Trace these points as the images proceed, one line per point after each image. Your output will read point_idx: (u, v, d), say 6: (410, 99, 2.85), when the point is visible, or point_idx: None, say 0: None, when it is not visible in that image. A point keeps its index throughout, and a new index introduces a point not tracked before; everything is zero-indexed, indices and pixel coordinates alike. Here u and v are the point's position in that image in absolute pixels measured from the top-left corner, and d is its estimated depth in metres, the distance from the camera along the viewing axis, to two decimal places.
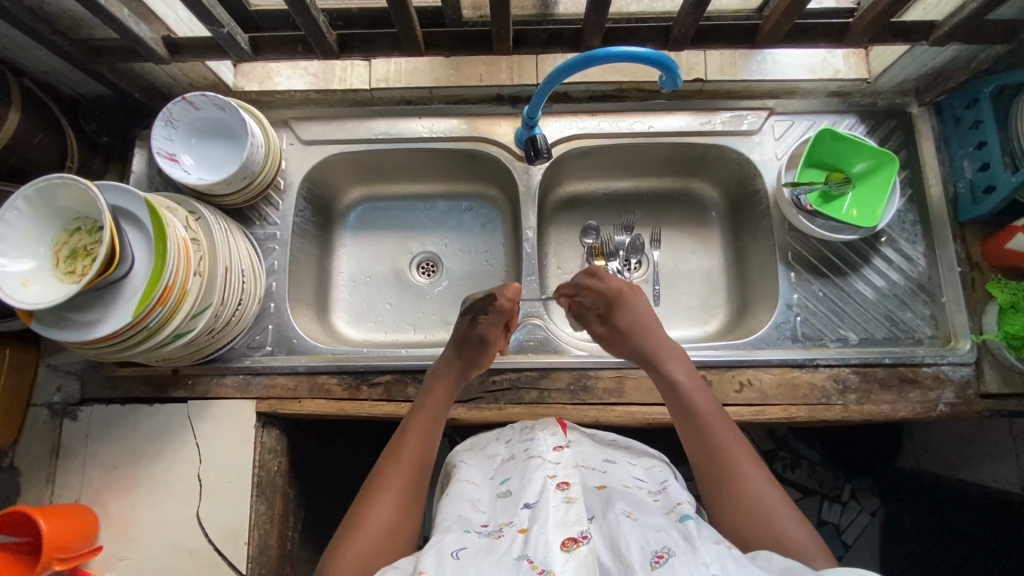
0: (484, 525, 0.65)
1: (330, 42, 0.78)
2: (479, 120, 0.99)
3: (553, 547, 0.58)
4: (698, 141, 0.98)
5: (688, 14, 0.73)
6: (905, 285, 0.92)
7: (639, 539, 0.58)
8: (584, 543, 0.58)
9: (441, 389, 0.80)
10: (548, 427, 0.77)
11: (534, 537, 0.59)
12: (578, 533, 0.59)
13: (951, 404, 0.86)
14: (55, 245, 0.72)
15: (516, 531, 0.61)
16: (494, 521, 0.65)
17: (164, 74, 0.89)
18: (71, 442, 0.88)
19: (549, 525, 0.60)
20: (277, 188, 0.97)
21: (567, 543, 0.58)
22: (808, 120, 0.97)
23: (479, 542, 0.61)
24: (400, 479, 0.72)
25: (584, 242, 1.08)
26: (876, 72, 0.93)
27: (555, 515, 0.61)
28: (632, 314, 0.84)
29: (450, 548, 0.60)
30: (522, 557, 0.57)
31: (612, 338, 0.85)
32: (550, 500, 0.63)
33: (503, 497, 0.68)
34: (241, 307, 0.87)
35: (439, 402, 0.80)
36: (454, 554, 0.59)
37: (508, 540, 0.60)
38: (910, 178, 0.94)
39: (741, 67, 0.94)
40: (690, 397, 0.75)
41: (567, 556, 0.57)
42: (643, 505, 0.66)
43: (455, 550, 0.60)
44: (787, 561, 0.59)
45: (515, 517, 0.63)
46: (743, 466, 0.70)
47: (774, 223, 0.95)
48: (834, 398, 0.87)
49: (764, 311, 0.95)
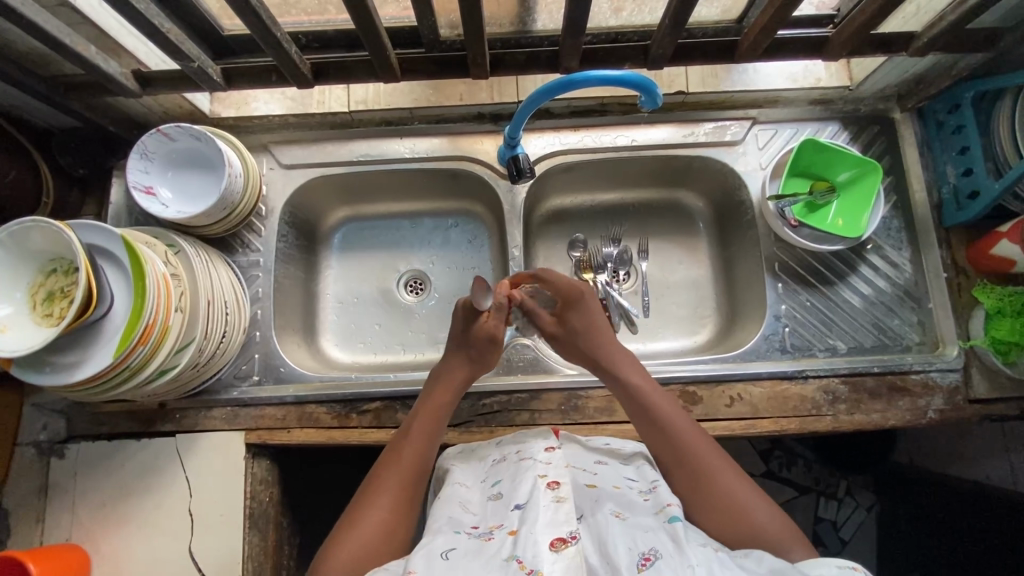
0: (475, 527, 0.65)
1: (303, 71, 0.76)
2: (460, 138, 0.98)
3: (542, 547, 0.57)
4: (682, 154, 0.97)
5: (666, 34, 0.72)
6: (892, 292, 0.92)
7: (627, 541, 0.59)
8: (573, 544, 0.57)
9: (444, 390, 0.80)
10: (540, 433, 0.76)
11: (523, 538, 0.59)
12: (568, 532, 0.59)
13: (941, 410, 0.87)
14: (32, 288, 0.71)
15: (506, 533, 0.61)
16: (484, 522, 0.65)
17: (138, 105, 0.88)
18: (60, 481, 0.87)
19: (538, 525, 0.59)
20: (259, 215, 0.96)
21: (556, 543, 0.57)
22: (791, 129, 0.97)
23: (469, 544, 0.61)
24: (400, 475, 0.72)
25: (572, 255, 1.08)
26: (857, 79, 0.92)
27: (545, 515, 0.61)
28: (586, 314, 0.84)
29: (439, 551, 0.60)
30: (511, 557, 0.57)
31: (566, 338, 0.85)
32: (540, 500, 0.62)
33: (495, 500, 0.67)
34: (225, 339, 0.86)
35: (443, 404, 0.79)
36: (444, 555, 0.60)
37: (498, 542, 0.60)
38: (895, 184, 0.94)
39: (723, 78, 0.94)
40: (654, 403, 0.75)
41: (555, 556, 0.56)
42: (632, 506, 0.65)
43: (445, 551, 0.60)
44: (777, 560, 0.58)
45: (506, 519, 0.63)
46: (722, 468, 0.70)
47: (761, 233, 0.95)
48: (824, 409, 0.87)
49: (753, 322, 0.95)
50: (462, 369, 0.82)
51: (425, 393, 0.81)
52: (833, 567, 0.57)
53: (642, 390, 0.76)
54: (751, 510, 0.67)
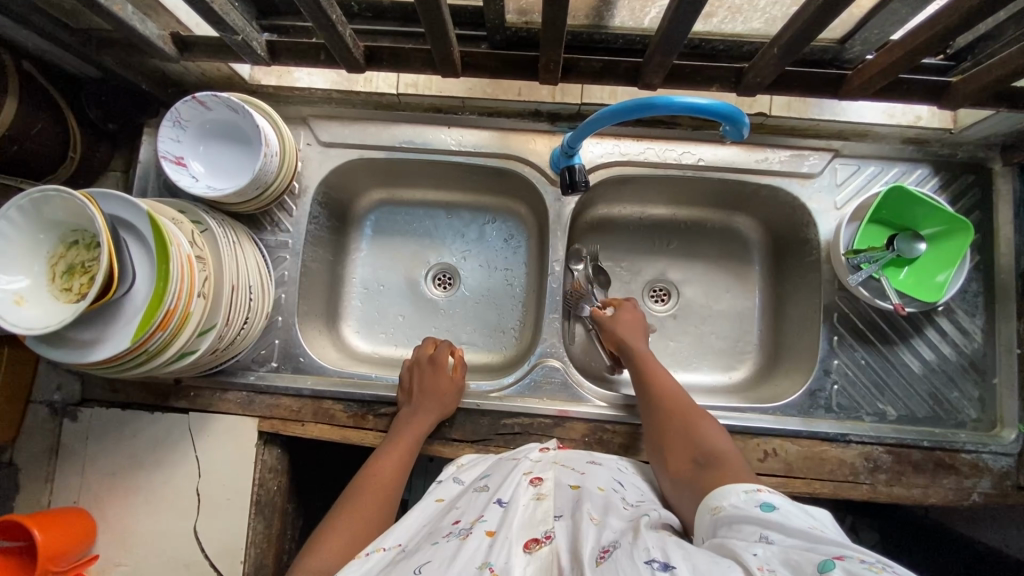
0: (454, 526, 0.62)
1: (356, 56, 0.69)
2: (512, 135, 0.90)
3: (516, 550, 0.55)
4: (751, 180, 0.89)
5: (769, 63, 0.63)
6: (956, 361, 0.85)
7: (593, 537, 0.55)
8: (547, 544, 0.56)
9: (414, 431, 0.80)
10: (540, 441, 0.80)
11: (499, 543, 0.55)
12: (542, 533, 0.57)
13: (986, 494, 0.81)
14: (52, 259, 0.67)
15: (483, 534, 0.57)
16: (466, 519, 0.62)
17: (176, 66, 0.82)
18: (71, 443, 0.87)
19: (513, 529, 0.58)
20: (292, 193, 0.91)
21: (529, 545, 0.56)
22: (875, 167, 0.88)
23: (446, 550, 0.57)
24: (377, 495, 0.74)
25: (571, 268, 0.98)
26: (962, 124, 0.83)
27: (522, 517, 0.60)
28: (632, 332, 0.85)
29: (415, 565, 0.56)
30: (483, 565, 0.53)
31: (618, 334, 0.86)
32: (520, 499, 0.63)
33: (480, 493, 0.67)
34: (247, 324, 0.83)
35: (403, 453, 0.79)
36: (417, 569, 0.55)
37: (474, 542, 0.56)
38: (980, 243, 0.86)
39: (812, 104, 0.84)
40: (652, 377, 0.78)
41: (528, 557, 0.54)
42: (610, 508, 0.62)
43: (418, 565, 0.55)
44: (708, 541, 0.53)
45: (484, 515, 0.61)
46: (682, 406, 0.74)
47: (823, 278, 0.87)
48: (862, 477, 0.81)
49: (798, 372, 0.89)
50: (430, 417, 0.81)
51: (395, 427, 0.82)
52: (740, 493, 0.57)
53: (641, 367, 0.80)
54: (703, 432, 0.70)
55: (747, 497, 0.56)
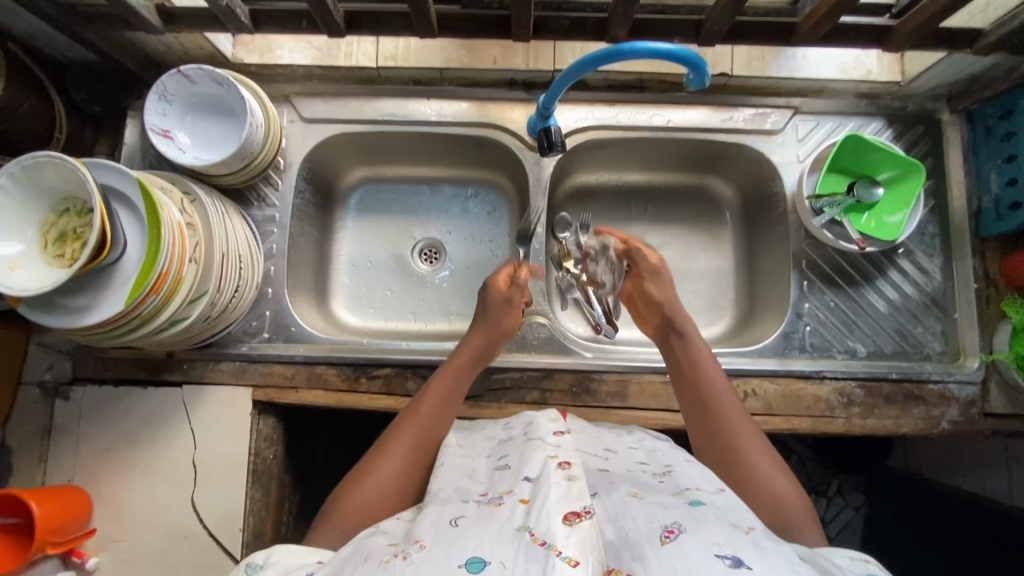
0: (483, 494, 0.62)
1: (337, 20, 0.72)
2: (490, 104, 0.94)
3: (555, 519, 0.52)
4: (718, 138, 0.93)
5: (723, 10, 0.69)
6: (919, 300, 0.90)
7: (645, 516, 0.54)
8: (588, 518, 0.53)
9: (465, 355, 0.79)
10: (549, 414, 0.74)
11: (536, 508, 0.54)
12: (582, 507, 0.54)
13: (954, 422, 0.86)
14: (44, 226, 0.68)
15: (517, 502, 0.57)
16: (493, 490, 0.62)
17: (160, 43, 0.84)
18: (64, 422, 0.87)
19: (551, 499, 0.55)
20: (277, 168, 0.93)
21: (569, 517, 0.53)
22: (833, 122, 0.93)
23: (481, 512, 0.57)
24: (420, 415, 0.74)
25: (559, 236, 0.96)
26: (910, 75, 0.89)
27: (557, 489, 0.57)
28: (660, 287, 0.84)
29: (449, 518, 0.56)
30: (523, 528, 0.52)
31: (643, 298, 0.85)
32: (551, 476, 0.59)
33: (501, 470, 0.65)
34: (238, 293, 0.84)
35: (454, 387, 0.77)
36: (452, 522, 0.55)
37: (509, 509, 0.56)
38: (934, 189, 0.91)
39: (770, 63, 0.90)
40: (711, 389, 0.73)
41: (569, 529, 0.51)
42: (648, 486, 0.61)
43: (452, 518, 0.56)
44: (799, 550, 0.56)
45: (515, 487, 0.59)
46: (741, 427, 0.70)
47: (791, 228, 0.92)
48: (837, 411, 0.86)
49: (772, 318, 0.93)
50: (484, 351, 0.80)
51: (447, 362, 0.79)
52: (846, 558, 0.57)
53: (698, 376, 0.75)
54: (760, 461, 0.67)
55: (853, 562, 0.56)
